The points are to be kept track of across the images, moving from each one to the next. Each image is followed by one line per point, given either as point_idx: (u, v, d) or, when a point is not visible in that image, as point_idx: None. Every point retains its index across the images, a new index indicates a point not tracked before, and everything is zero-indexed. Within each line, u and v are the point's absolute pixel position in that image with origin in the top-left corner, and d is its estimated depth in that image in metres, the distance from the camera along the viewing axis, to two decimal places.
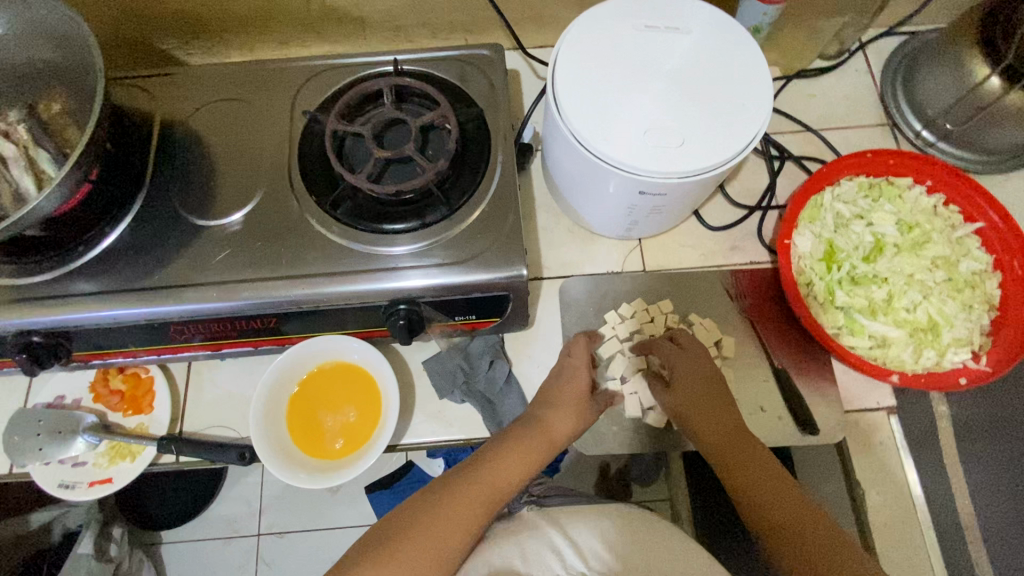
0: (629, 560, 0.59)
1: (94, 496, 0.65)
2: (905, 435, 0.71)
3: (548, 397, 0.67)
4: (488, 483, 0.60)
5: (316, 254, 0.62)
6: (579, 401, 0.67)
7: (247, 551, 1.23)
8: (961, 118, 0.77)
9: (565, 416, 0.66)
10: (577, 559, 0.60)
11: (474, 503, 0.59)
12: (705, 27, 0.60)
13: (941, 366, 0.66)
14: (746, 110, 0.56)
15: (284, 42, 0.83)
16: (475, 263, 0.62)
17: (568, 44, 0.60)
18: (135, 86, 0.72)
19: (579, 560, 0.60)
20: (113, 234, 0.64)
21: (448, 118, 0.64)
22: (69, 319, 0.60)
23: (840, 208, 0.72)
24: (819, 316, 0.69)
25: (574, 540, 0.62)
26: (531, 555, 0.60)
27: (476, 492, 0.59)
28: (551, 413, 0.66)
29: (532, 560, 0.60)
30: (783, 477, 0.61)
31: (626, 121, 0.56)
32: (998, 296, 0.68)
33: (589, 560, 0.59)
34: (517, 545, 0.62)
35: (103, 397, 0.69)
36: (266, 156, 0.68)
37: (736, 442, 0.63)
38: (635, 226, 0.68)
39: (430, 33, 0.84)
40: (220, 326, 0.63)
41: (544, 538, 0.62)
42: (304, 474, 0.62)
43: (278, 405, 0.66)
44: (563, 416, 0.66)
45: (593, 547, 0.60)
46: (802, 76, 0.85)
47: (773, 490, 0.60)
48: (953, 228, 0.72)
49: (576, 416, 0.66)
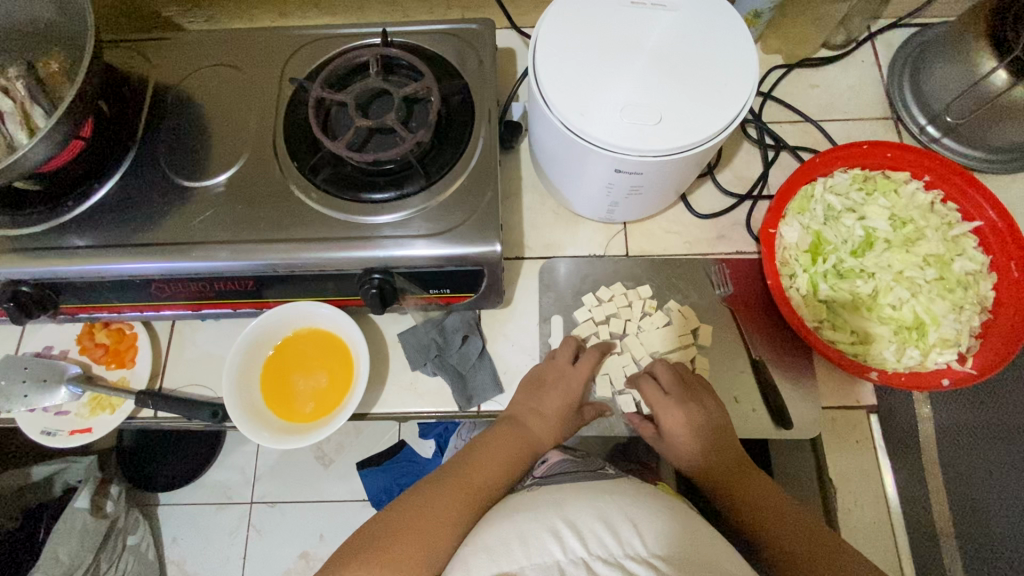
0: (638, 546, 0.52)
1: (74, 444, 0.68)
2: (884, 435, 0.69)
3: (534, 392, 0.68)
4: (472, 483, 0.62)
5: (294, 219, 0.63)
6: (568, 413, 0.68)
7: (238, 518, 1.25)
8: (964, 112, 0.74)
9: (550, 427, 0.68)
10: (578, 543, 0.52)
11: (461, 500, 0.60)
12: (692, 6, 0.60)
13: (925, 366, 0.65)
14: (728, 92, 0.55)
15: (283, 14, 0.84)
16: (450, 235, 0.61)
17: (552, 16, 0.59)
18: (132, 50, 0.73)
19: (580, 544, 0.52)
20: (102, 190, 0.65)
21: (431, 90, 0.64)
22: (58, 270, 0.62)
23: (832, 200, 0.71)
24: (800, 308, 0.68)
25: (575, 526, 0.54)
26: (531, 542, 0.53)
27: (463, 490, 0.61)
28: (535, 420, 0.67)
29: (532, 548, 0.52)
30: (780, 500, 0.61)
31: (604, 97, 0.55)
32: (992, 298, 0.65)
33: (592, 545, 0.52)
34: (515, 532, 0.55)
35: (89, 350, 0.72)
36: (253, 121, 0.69)
37: (731, 470, 0.64)
38: (616, 206, 0.68)
39: (427, 8, 0.84)
40: (199, 286, 0.64)
41: (544, 523, 0.55)
42: (268, 433, 0.63)
43: (253, 364, 0.67)
44: (549, 425, 0.67)
45: (594, 531, 0.54)
46: (803, 65, 0.83)
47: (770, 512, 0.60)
48: (950, 226, 0.69)
49: (560, 428, 0.68)
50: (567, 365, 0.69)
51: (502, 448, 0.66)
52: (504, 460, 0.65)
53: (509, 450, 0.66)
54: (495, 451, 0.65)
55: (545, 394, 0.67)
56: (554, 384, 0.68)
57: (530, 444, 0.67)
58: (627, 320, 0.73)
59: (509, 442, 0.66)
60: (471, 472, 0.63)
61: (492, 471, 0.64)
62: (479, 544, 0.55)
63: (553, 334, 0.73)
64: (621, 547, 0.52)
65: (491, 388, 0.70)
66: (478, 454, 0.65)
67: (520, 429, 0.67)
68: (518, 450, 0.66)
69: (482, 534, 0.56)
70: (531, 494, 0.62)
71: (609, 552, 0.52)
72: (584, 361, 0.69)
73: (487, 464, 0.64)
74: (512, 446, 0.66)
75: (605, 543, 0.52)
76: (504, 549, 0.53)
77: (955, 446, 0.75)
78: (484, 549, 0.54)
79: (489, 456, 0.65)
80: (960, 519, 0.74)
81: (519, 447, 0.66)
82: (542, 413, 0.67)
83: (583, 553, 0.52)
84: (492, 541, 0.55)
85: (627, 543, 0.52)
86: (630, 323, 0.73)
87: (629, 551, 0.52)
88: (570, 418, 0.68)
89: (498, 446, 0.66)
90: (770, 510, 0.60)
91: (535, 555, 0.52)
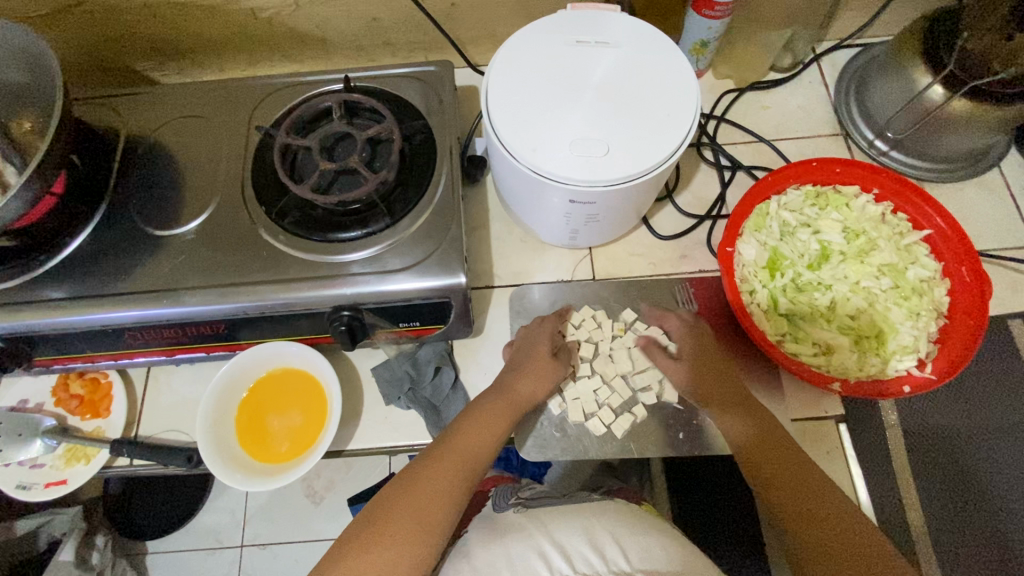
0: (621, 562, 0.53)
1: (49, 497, 0.68)
2: (854, 442, 0.71)
3: (516, 363, 0.69)
4: (465, 453, 0.60)
5: (264, 262, 0.64)
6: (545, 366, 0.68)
7: (229, 564, 1.23)
8: (906, 126, 0.78)
9: (535, 380, 0.67)
10: (564, 562, 0.54)
11: (456, 472, 0.58)
12: (632, 41, 0.63)
13: (886, 373, 0.67)
14: (672, 121, 0.58)
15: (252, 63, 0.87)
16: (416, 270, 0.63)
17: (502, 58, 0.62)
18: (104, 105, 0.75)
19: (566, 563, 0.54)
20: (75, 242, 0.67)
21: (392, 131, 0.66)
22: (33, 325, 0.63)
23: (786, 216, 0.73)
24: (762, 323, 0.70)
25: (560, 544, 0.56)
26: (517, 563, 0.55)
27: (456, 460, 0.59)
28: (518, 381, 0.67)
29: (518, 566, 0.54)
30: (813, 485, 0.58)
31: (554, 132, 0.58)
32: (947, 304, 0.68)
33: (577, 563, 0.54)
34: (503, 554, 0.57)
35: (63, 401, 0.72)
36: (221, 168, 0.71)
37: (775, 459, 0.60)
38: (577, 233, 0.70)
39: (391, 52, 0.88)
40: (172, 332, 0.65)
41: (531, 543, 0.57)
42: (241, 475, 0.64)
43: (227, 407, 0.68)
44: (528, 377, 0.67)
45: (579, 550, 0.55)
46: (754, 88, 0.86)
47: (807, 517, 0.56)
48: (901, 236, 0.72)
49: (545, 381, 0.68)
50: (535, 331, 0.72)
51: (488, 416, 0.64)
52: (495, 423, 0.64)
53: (497, 414, 0.64)
54: (480, 418, 0.63)
55: (524, 354, 0.70)
56: (520, 349, 0.70)
57: (517, 404, 0.66)
58: (598, 342, 0.74)
59: (498, 407, 0.65)
60: (465, 441, 0.61)
61: (482, 435, 0.62)
62: (470, 568, 0.56)
63: None
64: (605, 564, 0.53)
65: None
66: (468, 422, 0.63)
67: (506, 390, 0.66)
68: (506, 412, 0.65)
69: (477, 555, 0.58)
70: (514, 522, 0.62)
71: (594, 569, 0.53)
72: (550, 328, 0.72)
73: (479, 428, 0.63)
74: (501, 411, 0.65)
75: (589, 560, 0.54)
76: (492, 570, 0.55)
77: (920, 448, 0.78)
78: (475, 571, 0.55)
79: (475, 423, 0.63)
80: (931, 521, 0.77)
81: (505, 410, 0.65)
82: (523, 371, 0.68)
83: (569, 572, 0.53)
84: (482, 561, 0.57)
85: (610, 560, 0.53)
86: (603, 345, 0.74)
87: (613, 567, 0.53)
88: (553, 373, 0.68)
89: (486, 412, 0.64)
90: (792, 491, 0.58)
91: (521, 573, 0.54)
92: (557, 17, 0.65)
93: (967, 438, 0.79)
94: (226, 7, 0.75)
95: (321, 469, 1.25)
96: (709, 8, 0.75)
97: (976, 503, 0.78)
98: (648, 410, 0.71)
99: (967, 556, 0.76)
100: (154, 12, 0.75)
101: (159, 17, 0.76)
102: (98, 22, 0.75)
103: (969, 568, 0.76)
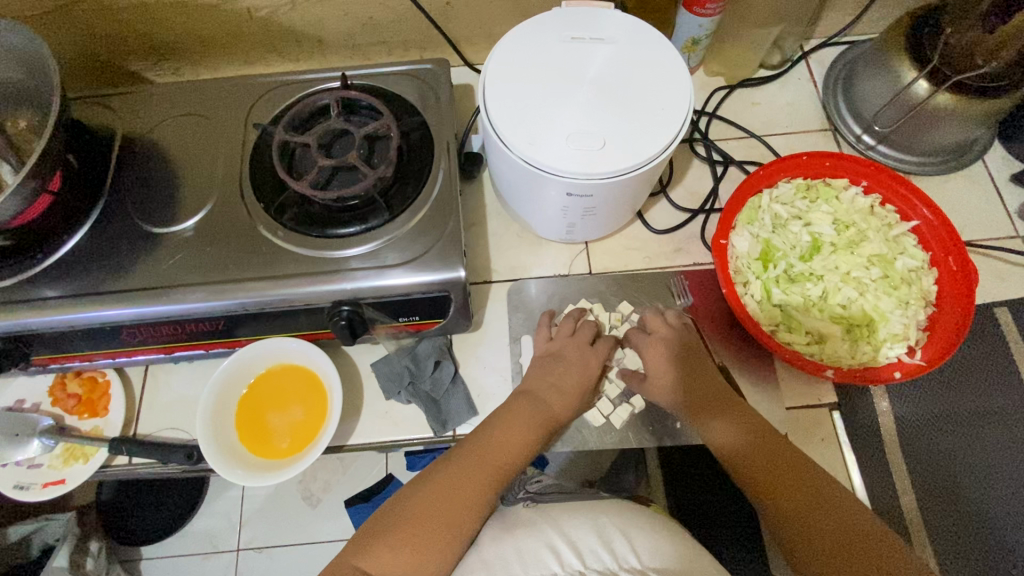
0: (632, 559, 0.54)
1: (48, 496, 0.67)
2: (847, 429, 0.72)
3: (551, 378, 0.69)
4: (490, 456, 0.61)
5: (264, 259, 0.65)
6: (583, 391, 0.70)
7: (226, 567, 1.22)
8: (892, 120, 0.80)
9: (571, 405, 0.68)
10: (574, 557, 0.55)
11: (482, 477, 0.59)
12: (626, 36, 0.64)
13: (878, 360, 0.68)
14: (666, 115, 0.59)
15: (247, 62, 0.87)
16: (417, 264, 0.64)
17: (500, 54, 0.63)
18: (100, 104, 0.75)
19: (577, 558, 0.54)
20: (71, 241, 0.66)
21: (391, 127, 0.67)
22: (30, 322, 0.62)
23: (778, 209, 0.75)
24: (757, 313, 0.71)
25: (571, 539, 0.56)
26: (527, 556, 0.55)
27: (479, 463, 0.60)
28: (554, 400, 0.68)
29: (529, 560, 0.55)
30: (796, 464, 0.59)
31: (550, 126, 0.59)
32: (935, 292, 0.70)
33: (588, 559, 0.54)
34: (512, 547, 0.57)
35: (60, 401, 0.72)
36: (219, 165, 0.71)
37: (766, 450, 0.61)
38: (574, 227, 0.71)
39: (386, 51, 0.88)
40: (172, 329, 0.64)
41: (542, 538, 0.57)
42: (242, 471, 0.64)
43: (227, 404, 0.68)
44: (564, 401, 0.68)
45: (590, 545, 0.55)
46: (744, 85, 0.88)
47: (791, 496, 0.57)
48: (890, 227, 0.73)
49: (575, 406, 0.69)
50: (586, 347, 0.72)
51: (517, 426, 0.64)
52: (524, 428, 0.64)
53: (525, 419, 0.65)
54: (510, 429, 0.64)
55: (562, 371, 0.69)
56: (570, 361, 0.70)
57: (546, 417, 0.66)
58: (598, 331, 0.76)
59: (527, 413, 0.65)
60: (492, 446, 0.62)
61: (509, 441, 0.63)
62: (479, 560, 0.56)
63: (524, 354, 0.75)
64: (615, 560, 0.54)
65: (465, 411, 0.71)
66: (494, 426, 0.64)
67: (536, 402, 0.67)
68: (533, 421, 0.65)
69: (484, 547, 0.58)
70: (522, 513, 0.63)
71: (605, 566, 0.54)
72: (602, 346, 0.72)
73: (505, 431, 0.63)
74: (530, 418, 0.65)
75: (600, 556, 0.54)
76: (501, 564, 0.55)
77: (914, 436, 0.80)
78: (484, 562, 0.56)
79: (504, 433, 0.63)
80: (925, 506, 0.78)
81: (535, 420, 0.65)
82: (558, 392, 0.68)
83: (579, 566, 0.54)
84: (490, 553, 0.57)
85: (621, 556, 0.54)
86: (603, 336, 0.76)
87: (624, 564, 0.53)
88: (578, 383, 0.69)
89: (511, 418, 0.65)
90: (779, 471, 0.59)
91: (533, 568, 0.54)
92: (553, 14, 0.66)
93: (957, 423, 0.80)
94: (222, 6, 0.76)
95: (317, 470, 1.24)
96: (700, 6, 0.76)
97: (968, 487, 0.79)
98: (646, 402, 0.72)
99: (960, 540, 0.78)
100: (150, 11, 0.75)
101: (155, 16, 0.76)
102: (95, 21, 0.75)
103: (961, 552, 0.77)
